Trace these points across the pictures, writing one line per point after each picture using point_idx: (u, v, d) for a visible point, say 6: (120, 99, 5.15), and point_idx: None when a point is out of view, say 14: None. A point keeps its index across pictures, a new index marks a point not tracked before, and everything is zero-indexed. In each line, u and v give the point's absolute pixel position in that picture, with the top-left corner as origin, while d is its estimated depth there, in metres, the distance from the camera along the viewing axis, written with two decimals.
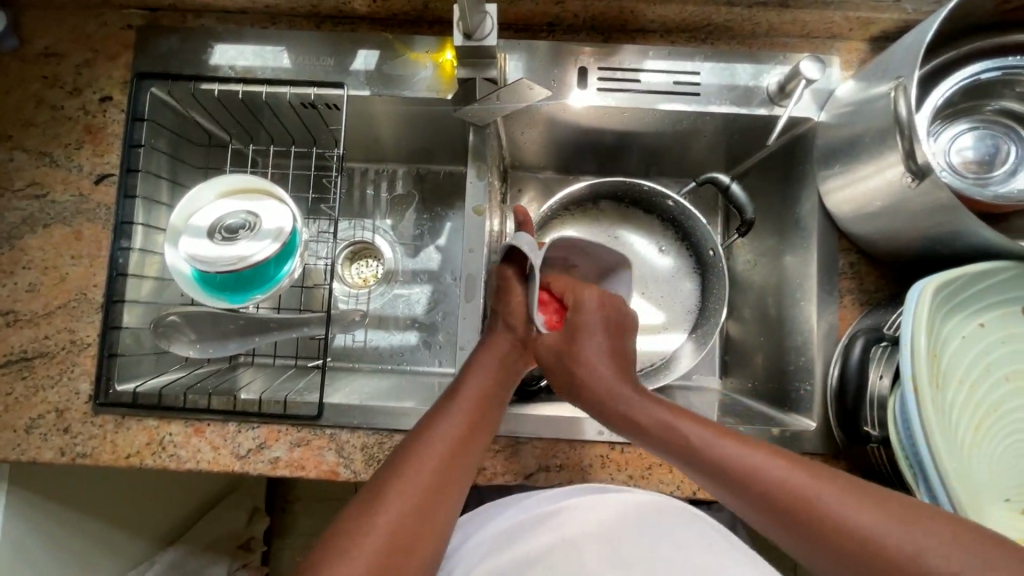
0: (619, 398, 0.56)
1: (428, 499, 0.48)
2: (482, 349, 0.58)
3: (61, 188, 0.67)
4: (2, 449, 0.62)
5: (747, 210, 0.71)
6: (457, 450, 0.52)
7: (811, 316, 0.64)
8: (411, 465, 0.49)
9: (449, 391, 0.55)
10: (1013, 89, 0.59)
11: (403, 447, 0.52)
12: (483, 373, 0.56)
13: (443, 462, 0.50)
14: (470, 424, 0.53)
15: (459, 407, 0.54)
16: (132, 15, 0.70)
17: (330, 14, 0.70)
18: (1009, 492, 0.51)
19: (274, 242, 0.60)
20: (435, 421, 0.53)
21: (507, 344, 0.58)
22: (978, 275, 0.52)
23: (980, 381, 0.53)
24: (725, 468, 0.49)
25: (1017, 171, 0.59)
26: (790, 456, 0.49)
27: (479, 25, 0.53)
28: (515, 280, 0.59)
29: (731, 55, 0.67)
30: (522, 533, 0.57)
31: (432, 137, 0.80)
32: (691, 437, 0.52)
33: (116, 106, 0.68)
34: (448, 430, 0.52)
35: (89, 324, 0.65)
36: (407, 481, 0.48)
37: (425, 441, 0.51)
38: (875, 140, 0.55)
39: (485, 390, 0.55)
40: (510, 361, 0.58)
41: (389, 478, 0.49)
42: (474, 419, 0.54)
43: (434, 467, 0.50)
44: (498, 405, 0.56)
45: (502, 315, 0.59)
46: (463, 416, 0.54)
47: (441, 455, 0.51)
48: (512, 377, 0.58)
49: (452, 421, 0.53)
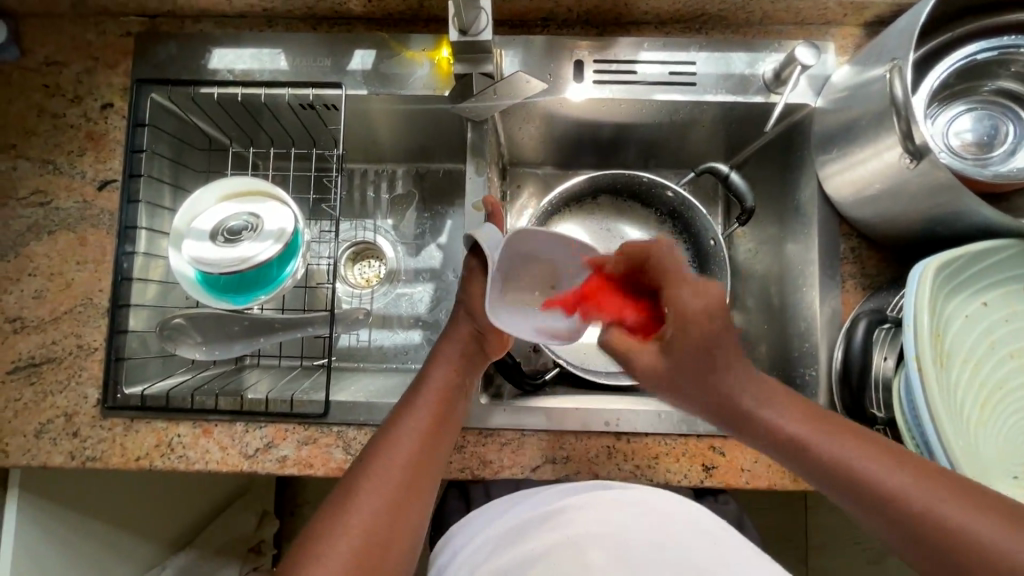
0: (717, 385, 0.49)
1: (403, 495, 0.50)
2: (445, 341, 0.58)
3: (65, 195, 0.68)
4: (13, 454, 0.63)
5: (747, 198, 0.71)
6: (424, 443, 0.53)
7: (814, 302, 0.64)
8: (379, 460, 0.51)
9: (416, 385, 0.56)
10: (1008, 68, 0.58)
11: (374, 442, 0.53)
12: (446, 364, 0.57)
13: (411, 460, 0.51)
14: (434, 419, 0.54)
15: (425, 400, 0.54)
16: (130, 22, 0.71)
17: (326, 15, 0.70)
18: (1017, 469, 0.50)
19: (276, 242, 0.60)
20: (400, 415, 0.54)
21: (468, 334, 0.58)
22: (978, 254, 0.52)
23: (984, 360, 0.53)
24: (821, 461, 0.45)
25: (1017, 150, 0.59)
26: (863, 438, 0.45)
27: (474, 20, 0.53)
28: (477, 270, 0.57)
29: (726, 44, 0.67)
30: (525, 535, 0.56)
31: (430, 135, 0.80)
32: (771, 421, 0.47)
33: (117, 113, 0.69)
34: (414, 424, 0.53)
35: (95, 329, 0.66)
36: (376, 476, 0.50)
37: (395, 434, 0.52)
38: (871, 124, 0.55)
39: (451, 382, 0.56)
40: (473, 352, 0.58)
41: (359, 478, 0.50)
42: (437, 415, 0.54)
43: (404, 462, 0.51)
44: (464, 395, 0.57)
45: (467, 303, 0.58)
46: (429, 407, 0.54)
47: (411, 450, 0.52)
48: (475, 369, 0.59)
49: (417, 416, 0.53)
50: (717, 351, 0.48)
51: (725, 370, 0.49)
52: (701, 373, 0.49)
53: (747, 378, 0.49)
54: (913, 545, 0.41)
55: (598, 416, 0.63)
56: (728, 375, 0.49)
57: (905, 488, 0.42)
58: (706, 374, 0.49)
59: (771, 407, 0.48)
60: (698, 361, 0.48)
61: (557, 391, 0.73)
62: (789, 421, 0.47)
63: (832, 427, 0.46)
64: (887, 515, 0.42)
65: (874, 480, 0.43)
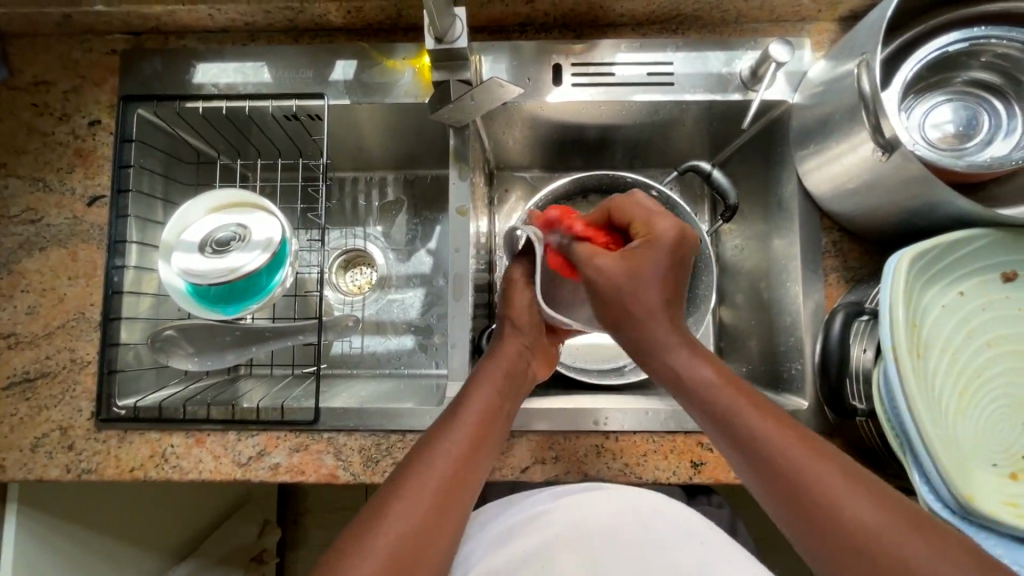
0: (646, 316, 0.50)
1: (438, 508, 0.48)
2: (491, 359, 0.59)
3: (56, 212, 0.69)
4: (10, 468, 0.63)
5: (730, 195, 0.71)
6: (465, 457, 0.51)
7: (798, 296, 0.65)
8: (419, 473, 0.49)
9: (458, 400, 0.55)
10: (978, 59, 0.59)
11: (411, 457, 0.51)
12: (490, 382, 0.56)
13: (446, 480, 0.49)
14: (473, 440, 0.52)
15: (468, 414, 0.53)
16: (116, 40, 0.72)
17: (307, 27, 0.71)
18: (996, 456, 0.51)
19: (263, 252, 0.61)
20: (438, 436, 0.52)
21: (516, 350, 0.60)
22: (953, 244, 0.52)
23: (963, 349, 0.53)
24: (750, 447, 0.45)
25: (993, 140, 0.60)
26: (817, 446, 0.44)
27: (449, 29, 0.54)
28: (520, 279, 0.63)
29: (702, 43, 0.67)
30: (517, 534, 0.57)
31: (416, 142, 0.81)
32: (694, 370, 0.49)
33: (104, 129, 0.70)
34: (456, 439, 0.52)
35: (87, 343, 0.67)
36: (409, 497, 0.47)
37: (436, 446, 0.51)
38: (845, 118, 0.56)
39: (495, 399, 0.56)
40: (518, 370, 0.59)
41: (394, 491, 0.48)
42: (478, 437, 0.53)
43: (443, 474, 0.49)
44: (506, 412, 0.57)
45: (512, 319, 0.61)
46: (473, 421, 0.53)
47: (452, 463, 0.50)
48: (519, 388, 0.59)
49: (455, 437, 0.52)
50: (664, 274, 0.50)
51: (655, 291, 0.50)
52: (639, 286, 0.50)
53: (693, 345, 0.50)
54: (820, 539, 0.41)
55: (587, 415, 0.63)
56: (657, 304, 0.50)
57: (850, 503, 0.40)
58: (638, 296, 0.50)
59: (694, 360, 0.49)
60: (641, 283, 0.50)
61: (547, 392, 0.73)
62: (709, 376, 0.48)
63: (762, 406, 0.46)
64: (790, 499, 0.42)
65: (792, 466, 0.43)
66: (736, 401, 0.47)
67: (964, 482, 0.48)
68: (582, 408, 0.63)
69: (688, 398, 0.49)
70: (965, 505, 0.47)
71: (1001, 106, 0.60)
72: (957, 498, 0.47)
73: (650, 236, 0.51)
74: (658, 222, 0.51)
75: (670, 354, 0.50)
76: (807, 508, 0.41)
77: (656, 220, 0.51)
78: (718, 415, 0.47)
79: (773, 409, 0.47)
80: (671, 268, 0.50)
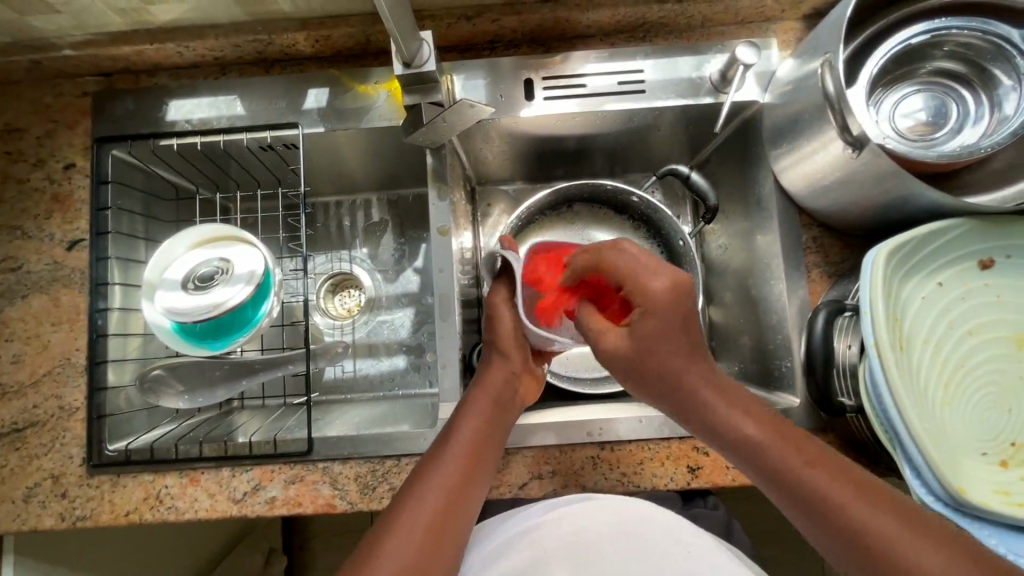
0: (672, 369, 0.50)
1: (434, 539, 0.48)
2: (479, 386, 0.58)
3: (35, 258, 0.68)
4: (3, 521, 0.63)
5: (710, 197, 0.72)
6: (459, 486, 0.52)
7: (782, 294, 0.65)
8: (409, 507, 0.49)
9: (447, 431, 0.55)
10: (941, 49, 0.59)
11: (404, 489, 0.51)
12: (478, 411, 0.56)
13: (441, 510, 0.50)
14: (467, 469, 0.53)
15: (457, 446, 0.54)
16: (87, 82, 0.72)
17: (277, 57, 0.71)
18: (984, 445, 0.52)
19: (247, 285, 0.61)
20: (430, 468, 0.52)
21: (502, 376, 0.59)
22: (928, 236, 0.53)
23: (946, 340, 0.54)
24: (783, 478, 0.47)
25: (962, 128, 0.60)
26: (833, 466, 0.47)
27: (416, 53, 0.54)
28: (501, 302, 0.61)
29: (671, 49, 0.68)
30: (510, 549, 0.58)
31: (395, 164, 0.81)
32: (725, 407, 0.50)
33: (80, 172, 0.70)
34: (447, 472, 0.52)
35: (75, 388, 0.66)
36: (404, 529, 0.48)
37: (429, 478, 0.51)
38: (813, 117, 0.57)
39: (483, 427, 0.56)
40: (505, 399, 0.58)
41: (386, 527, 0.48)
42: (471, 463, 0.53)
43: (437, 506, 0.50)
44: (496, 441, 0.57)
45: (495, 342, 0.61)
46: (464, 452, 0.53)
47: (446, 495, 0.51)
48: (508, 414, 0.59)
49: (447, 467, 0.52)
50: (679, 326, 0.50)
51: (682, 360, 0.50)
52: (664, 359, 0.50)
53: (726, 394, 0.51)
54: (848, 554, 0.44)
55: (581, 427, 0.63)
56: (684, 367, 0.50)
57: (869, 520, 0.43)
58: (659, 347, 0.50)
59: (730, 410, 0.50)
60: (659, 353, 0.50)
61: (542, 405, 0.73)
62: (744, 424, 0.49)
63: (776, 426, 0.49)
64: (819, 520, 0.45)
65: (806, 478, 0.46)
66: (765, 435, 0.49)
67: (954, 475, 0.48)
68: (576, 421, 0.63)
69: (729, 446, 0.50)
70: (957, 498, 0.48)
71: (967, 95, 0.60)
72: (949, 491, 0.47)
73: (646, 305, 0.50)
74: (653, 280, 0.50)
75: (712, 413, 0.50)
76: (833, 528, 0.45)
77: (650, 281, 0.50)
78: (754, 454, 0.49)
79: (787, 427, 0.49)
80: (685, 325, 0.50)
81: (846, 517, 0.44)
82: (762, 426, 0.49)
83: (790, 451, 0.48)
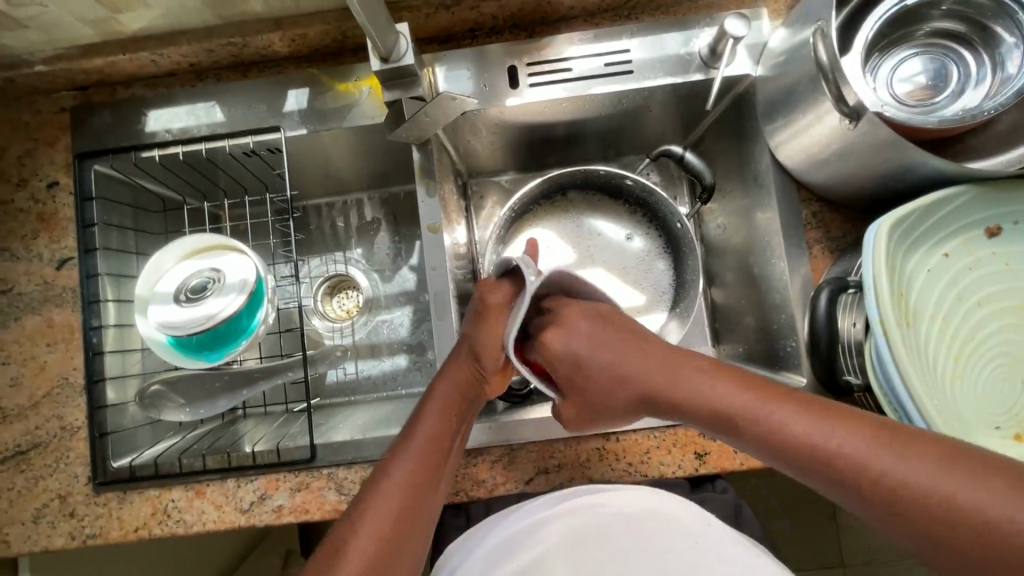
0: (583, 357, 0.55)
1: (397, 532, 0.49)
2: (444, 378, 0.57)
3: (25, 280, 0.68)
4: (14, 543, 0.63)
5: (705, 175, 0.70)
6: (423, 476, 0.52)
7: (784, 272, 0.64)
8: (372, 502, 0.50)
9: (413, 421, 0.56)
10: (939, 8, 0.57)
11: (372, 482, 0.52)
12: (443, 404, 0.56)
13: (404, 502, 0.50)
14: (427, 461, 0.53)
15: (421, 437, 0.54)
16: (64, 97, 0.70)
17: (254, 60, 0.70)
18: (997, 419, 0.51)
19: (240, 294, 0.60)
20: (394, 462, 0.53)
21: (469, 368, 0.58)
22: (932, 207, 0.51)
23: (953, 312, 0.52)
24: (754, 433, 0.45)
25: (963, 91, 0.58)
26: (807, 408, 0.44)
27: (393, 46, 0.52)
28: (498, 303, 0.58)
29: (658, 25, 0.66)
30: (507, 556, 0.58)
31: (384, 161, 0.80)
32: (711, 395, 0.48)
33: (63, 190, 0.69)
34: (411, 464, 0.52)
35: (75, 408, 0.66)
36: (365, 525, 0.48)
37: (394, 468, 0.52)
38: (807, 88, 0.55)
39: (451, 418, 0.56)
40: (475, 390, 0.58)
41: (350, 523, 0.49)
42: (435, 453, 0.54)
43: (400, 496, 0.50)
44: (460, 434, 0.57)
45: (472, 341, 0.57)
46: (426, 445, 0.54)
47: (407, 488, 0.51)
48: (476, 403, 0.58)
49: (410, 460, 0.52)
50: (589, 338, 0.56)
51: (587, 350, 0.55)
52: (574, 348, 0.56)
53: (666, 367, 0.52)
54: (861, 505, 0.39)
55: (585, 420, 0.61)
56: (617, 362, 0.54)
57: (870, 458, 0.39)
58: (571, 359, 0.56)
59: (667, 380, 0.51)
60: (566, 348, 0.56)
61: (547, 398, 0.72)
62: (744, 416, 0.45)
63: (780, 404, 0.45)
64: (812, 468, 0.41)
65: (796, 442, 0.42)
66: (761, 419, 0.45)
67: None
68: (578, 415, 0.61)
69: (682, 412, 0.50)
70: None
71: (968, 56, 0.58)
72: None
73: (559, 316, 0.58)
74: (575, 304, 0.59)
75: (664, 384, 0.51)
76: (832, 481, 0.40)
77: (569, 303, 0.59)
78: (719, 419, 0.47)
79: (797, 404, 0.44)
80: (598, 333, 0.56)
81: (860, 478, 0.39)
82: (775, 415, 0.44)
83: (748, 408, 0.46)
